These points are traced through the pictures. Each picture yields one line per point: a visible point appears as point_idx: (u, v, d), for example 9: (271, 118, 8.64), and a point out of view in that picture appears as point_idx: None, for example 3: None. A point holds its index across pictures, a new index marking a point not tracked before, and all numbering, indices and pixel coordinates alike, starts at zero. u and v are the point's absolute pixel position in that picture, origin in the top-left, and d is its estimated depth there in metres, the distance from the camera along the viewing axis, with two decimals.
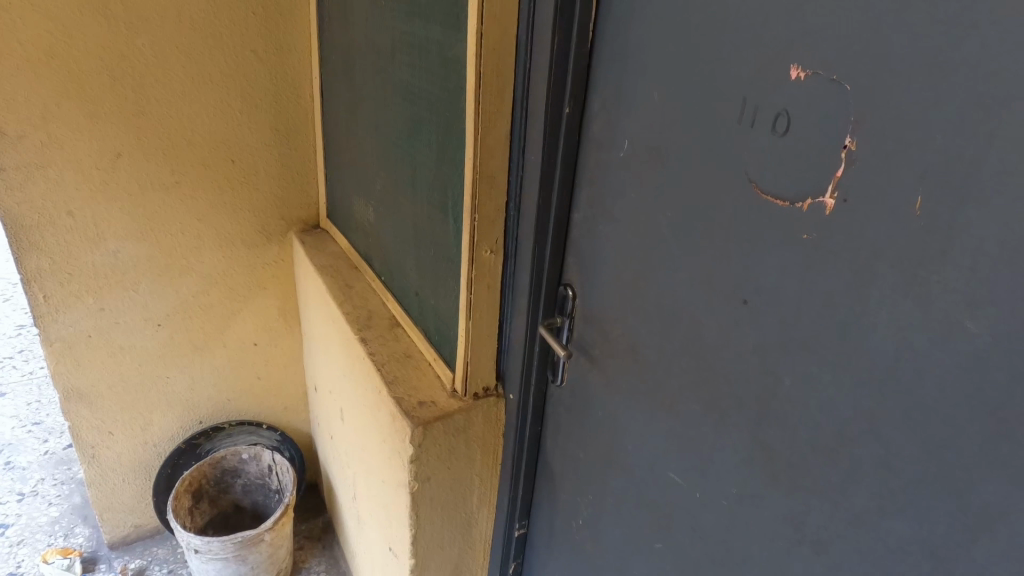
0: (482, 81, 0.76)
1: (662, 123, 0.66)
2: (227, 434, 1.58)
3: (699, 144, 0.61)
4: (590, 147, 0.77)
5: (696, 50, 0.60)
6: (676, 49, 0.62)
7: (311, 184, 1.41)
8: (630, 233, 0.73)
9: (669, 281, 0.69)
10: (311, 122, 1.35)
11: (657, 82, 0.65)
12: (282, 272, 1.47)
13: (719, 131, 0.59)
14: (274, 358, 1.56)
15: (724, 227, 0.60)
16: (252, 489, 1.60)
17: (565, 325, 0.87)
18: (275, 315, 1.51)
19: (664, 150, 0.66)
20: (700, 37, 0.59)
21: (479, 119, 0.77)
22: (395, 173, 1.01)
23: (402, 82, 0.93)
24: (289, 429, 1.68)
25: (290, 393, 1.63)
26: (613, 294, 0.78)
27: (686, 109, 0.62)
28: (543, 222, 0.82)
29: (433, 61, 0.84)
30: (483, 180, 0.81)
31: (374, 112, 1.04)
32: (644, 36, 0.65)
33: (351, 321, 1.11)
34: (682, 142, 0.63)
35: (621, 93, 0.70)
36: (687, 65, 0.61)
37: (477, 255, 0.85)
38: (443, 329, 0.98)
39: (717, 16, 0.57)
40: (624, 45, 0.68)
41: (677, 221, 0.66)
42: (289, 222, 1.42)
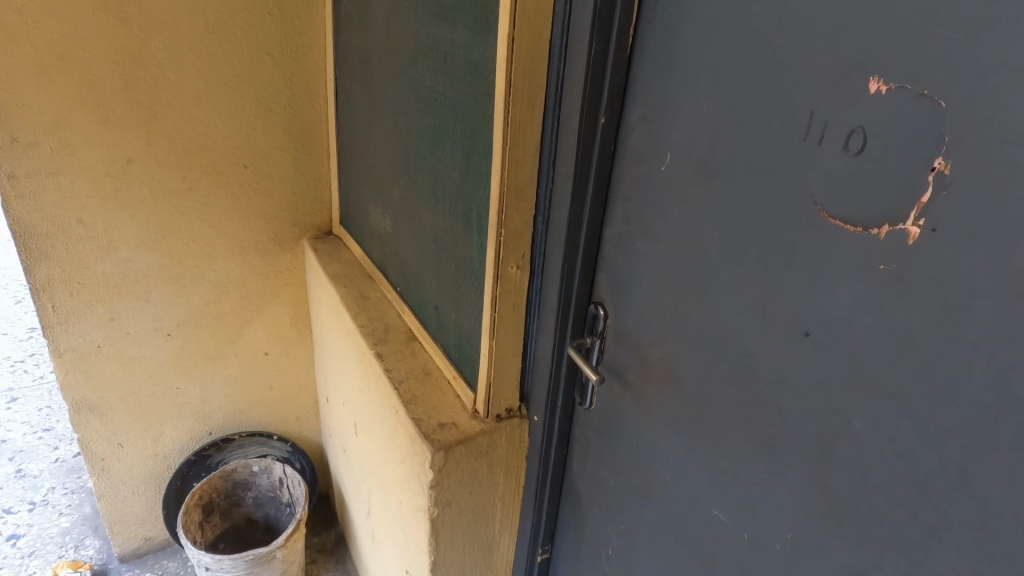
0: (512, 87, 0.70)
1: (712, 136, 0.61)
2: (237, 445, 1.53)
3: (756, 159, 0.56)
4: (628, 159, 0.72)
5: (756, 57, 0.55)
6: (733, 56, 0.57)
7: (324, 189, 1.36)
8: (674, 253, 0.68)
9: (716, 306, 0.64)
10: (325, 126, 1.31)
11: (707, 92, 0.60)
12: (295, 280, 1.43)
13: (781, 147, 0.54)
14: (285, 368, 1.52)
15: (785, 251, 0.55)
16: (264, 501, 1.55)
17: (596, 346, 0.81)
18: (287, 324, 1.47)
19: (715, 165, 0.61)
20: (761, 43, 0.54)
21: (509, 127, 0.72)
22: (413, 181, 0.96)
23: (423, 87, 0.88)
24: (300, 440, 1.64)
25: (302, 403, 1.58)
26: (651, 317, 0.73)
27: (740, 122, 0.57)
28: (575, 237, 0.76)
29: (458, 66, 0.79)
30: (511, 192, 0.75)
31: (392, 118, 0.99)
32: (695, 42, 0.60)
33: (366, 334, 1.06)
34: (737, 157, 0.58)
35: (667, 103, 0.65)
36: (745, 73, 0.56)
37: (503, 271, 0.79)
38: (464, 348, 0.93)
39: (783, 20, 0.52)
40: (670, 52, 0.63)
41: (730, 241, 0.61)
42: (302, 229, 1.38)
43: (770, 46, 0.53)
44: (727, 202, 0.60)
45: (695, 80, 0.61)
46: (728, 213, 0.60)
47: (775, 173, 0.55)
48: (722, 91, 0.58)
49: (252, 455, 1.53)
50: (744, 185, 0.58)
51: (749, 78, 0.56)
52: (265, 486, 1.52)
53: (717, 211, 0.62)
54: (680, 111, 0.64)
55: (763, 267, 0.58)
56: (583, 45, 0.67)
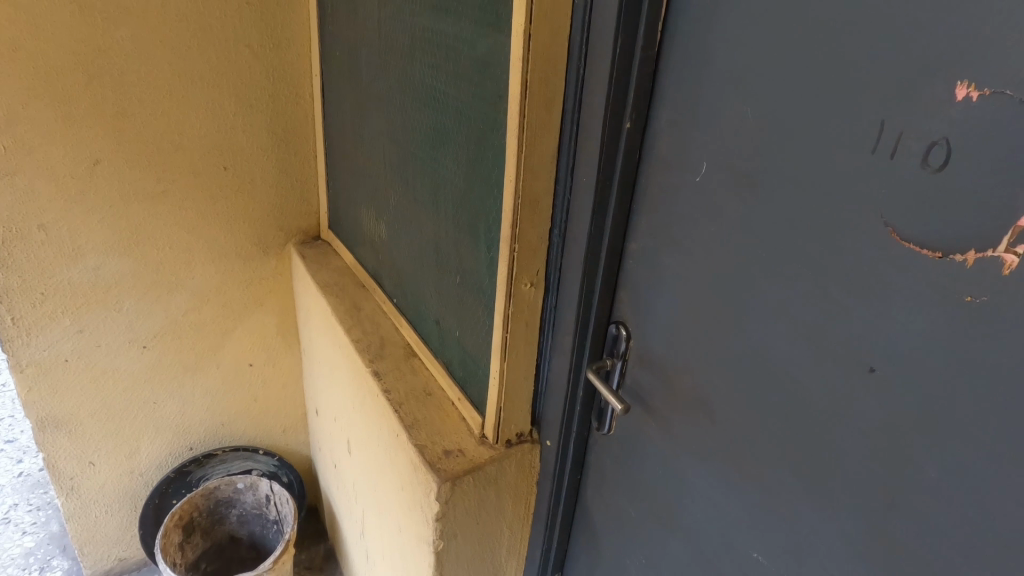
0: (528, 91, 0.63)
1: (756, 147, 0.54)
2: (220, 460, 1.45)
3: (812, 174, 0.50)
4: (655, 168, 0.65)
5: (815, 60, 0.48)
6: (785, 58, 0.50)
7: (311, 192, 1.28)
8: (707, 272, 0.62)
9: (759, 332, 0.58)
10: (311, 124, 1.22)
11: (752, 97, 0.54)
12: (280, 287, 1.34)
13: (844, 161, 0.48)
14: (270, 378, 1.44)
15: (845, 277, 0.50)
16: (248, 518, 1.47)
17: (616, 369, 0.75)
18: (271, 332, 1.38)
19: (759, 179, 0.55)
20: (822, 44, 0.47)
21: (525, 134, 0.65)
22: (410, 186, 0.89)
23: (422, 86, 0.80)
24: (286, 452, 1.56)
25: (287, 414, 1.50)
26: (680, 341, 0.67)
27: (792, 132, 0.51)
28: (595, 253, 0.70)
29: (462, 64, 0.71)
30: (526, 205, 0.68)
31: (385, 118, 0.91)
32: (738, 41, 0.54)
33: (360, 351, 0.99)
34: (788, 171, 0.52)
35: (702, 108, 0.59)
36: (799, 76, 0.50)
37: (515, 290, 0.72)
38: (470, 367, 0.86)
39: (850, 19, 0.45)
40: (708, 51, 0.57)
41: (777, 262, 0.55)
42: (288, 234, 1.29)
43: (832, 47, 0.47)
44: (774, 220, 0.54)
45: (737, 84, 0.55)
46: (775, 232, 0.54)
47: (835, 190, 0.49)
48: (770, 97, 0.52)
49: (235, 470, 1.44)
50: (796, 202, 0.52)
51: (805, 83, 0.49)
52: (250, 503, 1.44)
53: (761, 229, 0.56)
54: (719, 118, 0.57)
55: (818, 293, 0.52)
56: (607, 43, 0.60)
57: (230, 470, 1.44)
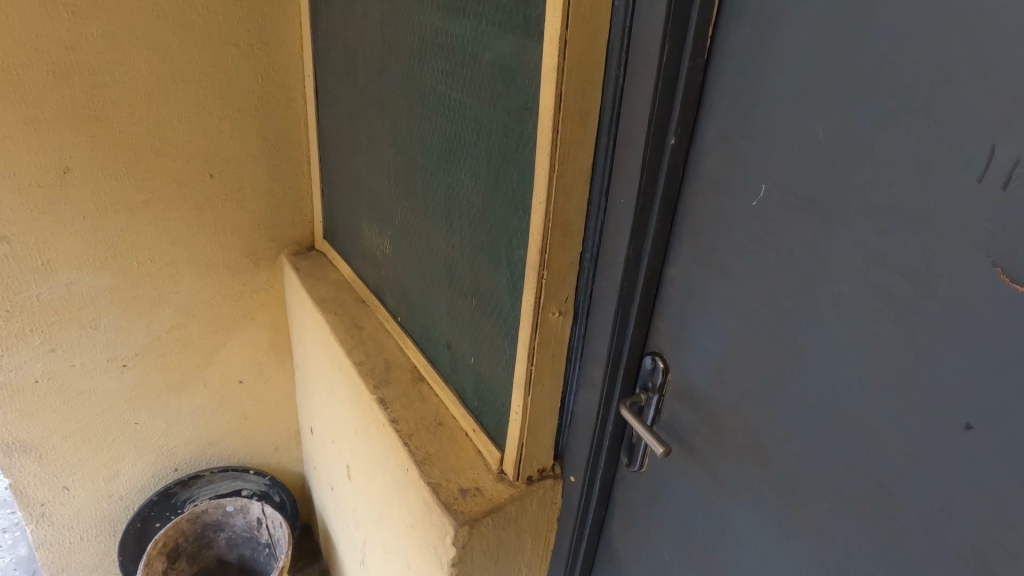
0: (563, 103, 0.55)
1: (828, 172, 0.47)
2: (207, 480, 1.36)
3: (900, 207, 0.43)
4: (698, 189, 0.58)
5: (909, 75, 0.41)
6: (868, 72, 0.43)
7: (304, 200, 1.20)
8: (760, 308, 0.55)
9: (823, 381, 0.51)
10: (304, 128, 1.14)
11: (823, 115, 0.46)
12: (273, 299, 1.26)
13: (943, 195, 0.41)
14: (260, 395, 1.35)
15: (938, 328, 0.43)
16: (238, 541, 1.39)
17: (650, 405, 0.69)
18: (261, 347, 1.30)
19: (830, 208, 0.48)
20: (919, 56, 0.40)
21: (558, 151, 0.57)
22: (419, 200, 0.81)
23: (434, 91, 0.72)
24: (278, 470, 1.48)
25: (279, 431, 1.42)
26: (726, 379, 0.60)
27: (874, 157, 0.44)
28: (631, 280, 0.63)
29: (480, 68, 0.63)
30: (557, 228, 0.61)
31: (390, 123, 0.83)
32: (807, 49, 0.46)
33: (363, 374, 0.90)
34: (867, 202, 0.45)
35: (758, 125, 0.51)
36: (887, 94, 0.42)
37: (543, 319, 0.65)
38: (485, 397, 0.79)
39: (952, 25, 0.38)
40: (768, 61, 0.49)
41: (849, 304, 0.48)
42: (281, 245, 1.21)
43: (933, 61, 0.40)
44: (848, 256, 0.47)
45: (804, 99, 0.47)
46: (847, 267, 0.47)
47: (931, 227, 0.42)
48: (847, 116, 0.45)
49: (224, 491, 1.36)
50: (878, 237, 0.45)
51: (894, 102, 0.42)
52: (240, 526, 1.36)
53: (831, 265, 0.49)
54: (779, 137, 0.50)
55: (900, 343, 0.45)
56: (650, 49, 0.52)
57: (217, 491, 1.35)
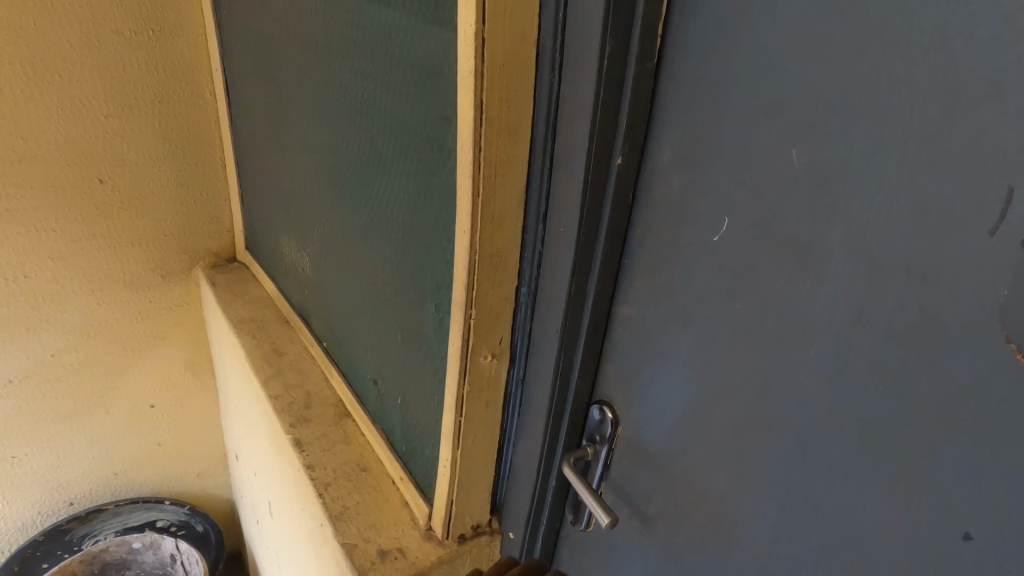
0: (486, 112, 0.45)
1: (799, 211, 0.38)
2: (112, 513, 1.23)
3: (888, 260, 0.35)
4: (646, 219, 0.49)
5: (900, 97, 0.32)
6: (850, 90, 0.34)
7: (222, 208, 1.08)
8: (718, 363, 0.46)
9: (797, 456, 0.42)
10: (214, 128, 1.02)
11: (793, 142, 0.38)
12: (187, 316, 1.14)
13: (944, 249, 0.32)
14: (179, 419, 1.23)
15: (930, 413, 0.34)
16: (148, 574, 1.31)
17: (598, 462, 0.60)
18: (178, 367, 1.18)
19: (801, 256, 0.39)
20: (915, 74, 0.31)
21: (484, 171, 0.47)
22: (336, 217, 0.70)
23: (348, 93, 0.62)
24: (201, 497, 1.36)
25: (203, 456, 1.31)
26: (680, 439, 0.52)
27: (856, 198, 0.35)
28: (574, 320, 0.54)
29: (397, 65, 0.53)
30: (487, 260, 0.51)
31: (302, 129, 0.72)
32: (773, 59, 0.37)
33: (279, 410, 0.79)
34: (847, 251, 0.36)
35: (719, 145, 0.42)
36: (872, 120, 0.34)
37: (473, 363, 0.55)
38: (414, 442, 0.69)
39: (964, 28, 0.29)
40: (727, 71, 0.40)
41: (820, 371, 0.39)
42: (194, 257, 1.09)
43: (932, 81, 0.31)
44: (820, 314, 0.39)
45: (770, 122, 0.38)
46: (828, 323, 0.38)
47: (926, 289, 0.33)
48: (822, 145, 0.36)
49: (133, 523, 1.23)
50: (859, 295, 0.37)
51: (881, 130, 0.33)
52: (151, 561, 1.29)
53: (801, 322, 0.40)
54: (740, 165, 0.41)
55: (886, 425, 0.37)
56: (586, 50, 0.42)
57: (125, 525, 1.22)
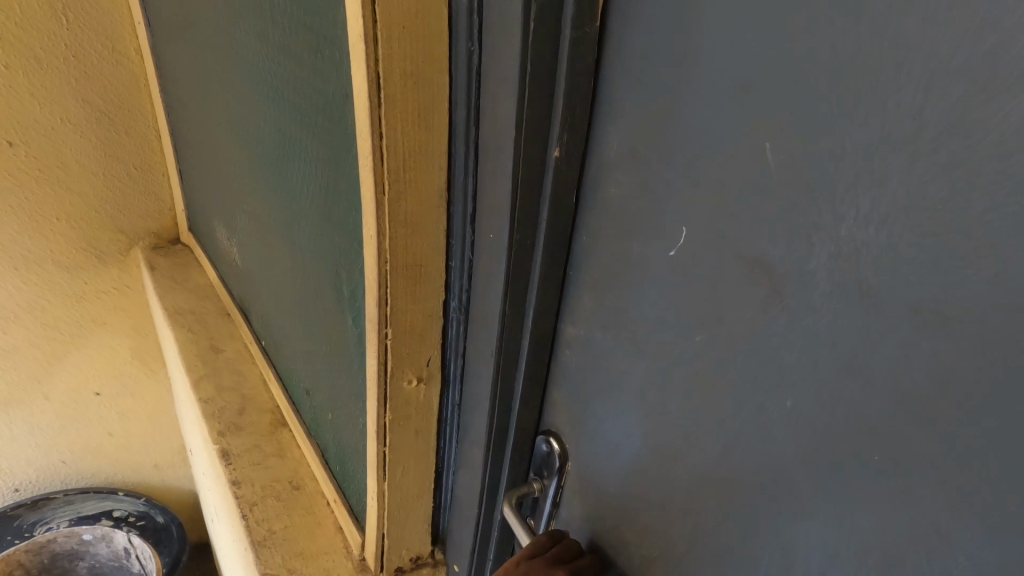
0: (388, 90, 0.35)
1: (770, 234, 0.29)
2: (63, 501, 1.19)
3: (879, 310, 0.26)
4: (592, 228, 0.40)
5: (911, 81, 0.23)
6: (842, 76, 0.25)
7: (159, 182, 1.01)
8: (671, 410, 0.38)
9: (761, 532, 0.33)
10: (145, 94, 0.95)
11: (765, 143, 0.28)
12: (129, 300, 1.07)
13: (948, 305, 0.23)
14: (129, 409, 1.18)
15: (931, 514, 0.25)
16: (100, 567, 1.28)
17: (546, 498, 0.50)
18: (123, 355, 1.12)
19: (772, 290, 0.30)
20: (935, 48, 0.22)
21: (388, 163, 0.37)
22: (257, 209, 0.62)
23: (252, 61, 0.52)
24: (159, 488, 1.33)
25: (160, 448, 1.27)
26: (625, 491, 0.43)
27: (843, 223, 0.26)
28: (511, 341, 0.45)
29: (290, 26, 0.43)
30: (401, 271, 0.42)
31: (219, 104, 0.63)
32: (746, 31, 0.28)
33: (208, 417, 0.70)
34: (829, 292, 0.27)
35: (676, 135, 0.33)
36: (870, 108, 0.24)
37: (395, 388, 0.47)
38: (347, 462, 0.60)
39: None
40: (690, 45, 0.31)
41: (788, 439, 0.31)
42: (131, 236, 1.03)
43: (960, 58, 0.21)
44: (792, 368, 0.30)
45: (739, 114, 0.29)
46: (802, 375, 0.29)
47: (931, 355, 0.24)
48: (803, 149, 0.27)
49: (87, 513, 1.19)
50: (840, 350, 0.28)
51: (881, 132, 0.24)
52: (105, 555, 1.25)
53: (768, 374, 0.31)
54: (701, 168, 0.32)
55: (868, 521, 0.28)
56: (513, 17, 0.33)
57: (80, 513, 1.18)
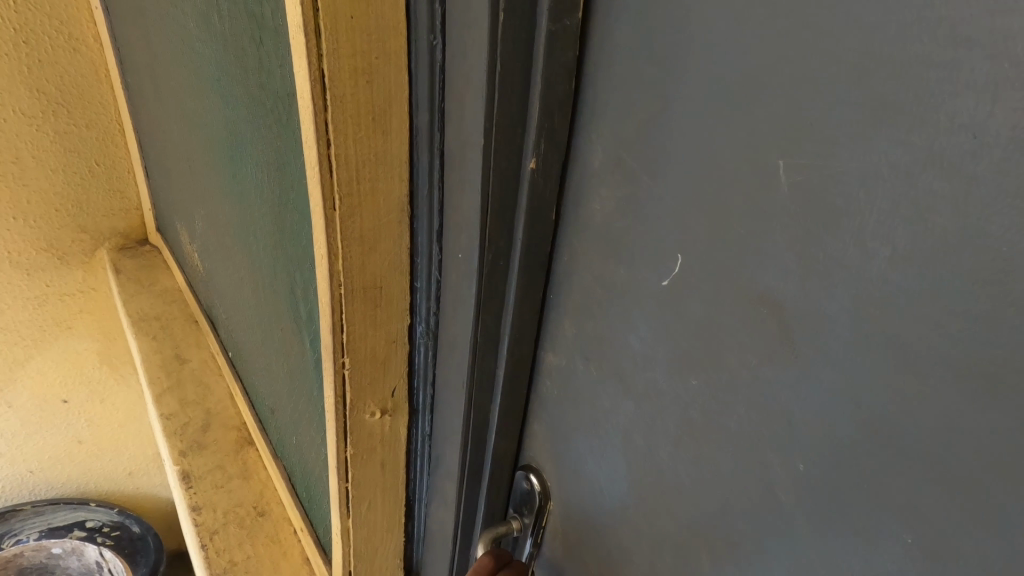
0: (335, 90, 0.30)
1: (779, 269, 0.24)
2: (32, 513, 1.16)
3: (915, 370, 0.21)
4: (574, 248, 0.35)
5: (965, 97, 0.18)
6: (878, 80, 0.20)
7: (124, 181, 0.97)
8: (660, 460, 0.33)
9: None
10: (103, 86, 0.90)
11: (776, 160, 0.23)
12: (96, 303, 1.02)
13: (1013, 373, 0.18)
14: (99, 417, 1.14)
15: None
16: None
17: (526, 536, 0.45)
18: (90, 360, 1.08)
19: (780, 336, 0.25)
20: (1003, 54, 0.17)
21: (339, 175, 0.32)
22: (214, 216, 0.57)
23: (200, 54, 0.47)
24: (133, 497, 1.29)
25: (133, 455, 1.23)
26: (607, 542, 0.39)
27: (874, 261, 0.21)
28: (484, 370, 0.40)
29: (232, 14, 0.38)
30: (358, 294, 0.37)
31: (174, 101, 0.58)
32: (754, 23, 0.23)
33: (169, 434, 0.65)
34: (851, 343, 0.23)
35: (669, 149, 0.28)
36: (911, 127, 0.19)
37: (355, 420, 0.42)
38: (311, 489, 0.56)
39: None
40: (688, 41, 0.26)
41: (795, 508, 0.26)
42: (95, 236, 0.98)
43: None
44: (802, 427, 0.25)
45: (743, 125, 0.24)
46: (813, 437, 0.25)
47: (986, 430, 0.19)
48: (823, 169, 0.22)
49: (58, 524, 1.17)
50: (861, 413, 0.23)
51: (926, 152, 0.19)
52: (76, 569, 1.23)
53: (772, 433, 0.27)
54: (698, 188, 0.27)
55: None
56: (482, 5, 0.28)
57: (50, 525, 1.15)
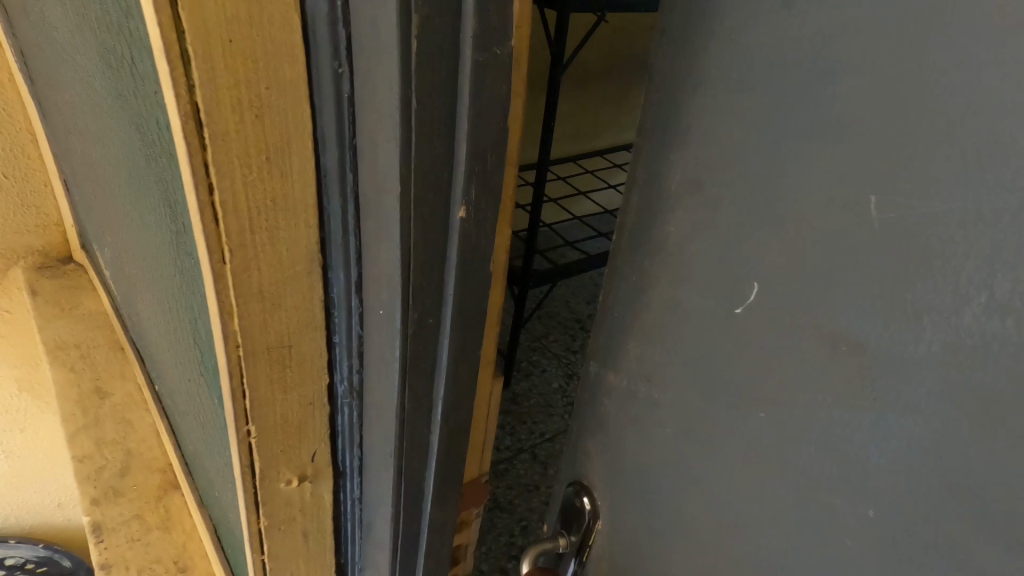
0: (213, 128, 0.25)
1: (860, 306, 0.24)
2: None
3: (1015, 420, 0.20)
4: (635, 275, 0.34)
5: None
6: (999, 124, 0.19)
7: (40, 193, 0.87)
8: (707, 493, 0.33)
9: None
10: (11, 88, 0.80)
11: (871, 195, 0.23)
12: (15, 325, 0.94)
13: None
14: (20, 446, 1.06)
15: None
16: None
17: (571, 556, 0.44)
18: (9, 386, 0.99)
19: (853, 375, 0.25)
20: None
21: (227, 225, 0.27)
22: (124, 245, 0.51)
23: (93, 64, 0.40)
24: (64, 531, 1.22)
25: (62, 486, 1.15)
26: (644, 564, 0.38)
27: (963, 310, 0.21)
28: (415, 437, 0.35)
29: (112, 24, 0.32)
30: (263, 356, 0.32)
31: (77, 115, 0.51)
32: (862, 50, 0.22)
33: (82, 480, 0.59)
34: (930, 389, 0.23)
35: (747, 176, 0.27)
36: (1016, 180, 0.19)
37: (269, 490, 0.37)
38: (235, 550, 0.50)
39: None
40: (780, 64, 0.25)
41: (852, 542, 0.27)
42: (9, 254, 0.89)
43: None
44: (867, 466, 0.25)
45: (831, 156, 0.24)
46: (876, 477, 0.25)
47: None
48: (923, 208, 0.21)
49: None
50: (934, 460, 0.23)
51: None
52: None
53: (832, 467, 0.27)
54: (779, 215, 0.26)
55: None
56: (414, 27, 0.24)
57: None
